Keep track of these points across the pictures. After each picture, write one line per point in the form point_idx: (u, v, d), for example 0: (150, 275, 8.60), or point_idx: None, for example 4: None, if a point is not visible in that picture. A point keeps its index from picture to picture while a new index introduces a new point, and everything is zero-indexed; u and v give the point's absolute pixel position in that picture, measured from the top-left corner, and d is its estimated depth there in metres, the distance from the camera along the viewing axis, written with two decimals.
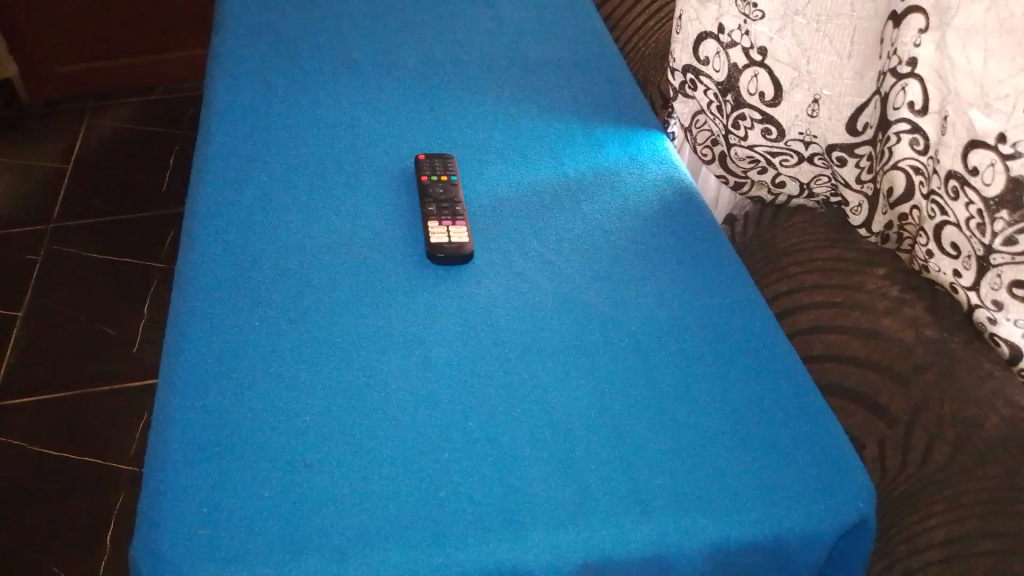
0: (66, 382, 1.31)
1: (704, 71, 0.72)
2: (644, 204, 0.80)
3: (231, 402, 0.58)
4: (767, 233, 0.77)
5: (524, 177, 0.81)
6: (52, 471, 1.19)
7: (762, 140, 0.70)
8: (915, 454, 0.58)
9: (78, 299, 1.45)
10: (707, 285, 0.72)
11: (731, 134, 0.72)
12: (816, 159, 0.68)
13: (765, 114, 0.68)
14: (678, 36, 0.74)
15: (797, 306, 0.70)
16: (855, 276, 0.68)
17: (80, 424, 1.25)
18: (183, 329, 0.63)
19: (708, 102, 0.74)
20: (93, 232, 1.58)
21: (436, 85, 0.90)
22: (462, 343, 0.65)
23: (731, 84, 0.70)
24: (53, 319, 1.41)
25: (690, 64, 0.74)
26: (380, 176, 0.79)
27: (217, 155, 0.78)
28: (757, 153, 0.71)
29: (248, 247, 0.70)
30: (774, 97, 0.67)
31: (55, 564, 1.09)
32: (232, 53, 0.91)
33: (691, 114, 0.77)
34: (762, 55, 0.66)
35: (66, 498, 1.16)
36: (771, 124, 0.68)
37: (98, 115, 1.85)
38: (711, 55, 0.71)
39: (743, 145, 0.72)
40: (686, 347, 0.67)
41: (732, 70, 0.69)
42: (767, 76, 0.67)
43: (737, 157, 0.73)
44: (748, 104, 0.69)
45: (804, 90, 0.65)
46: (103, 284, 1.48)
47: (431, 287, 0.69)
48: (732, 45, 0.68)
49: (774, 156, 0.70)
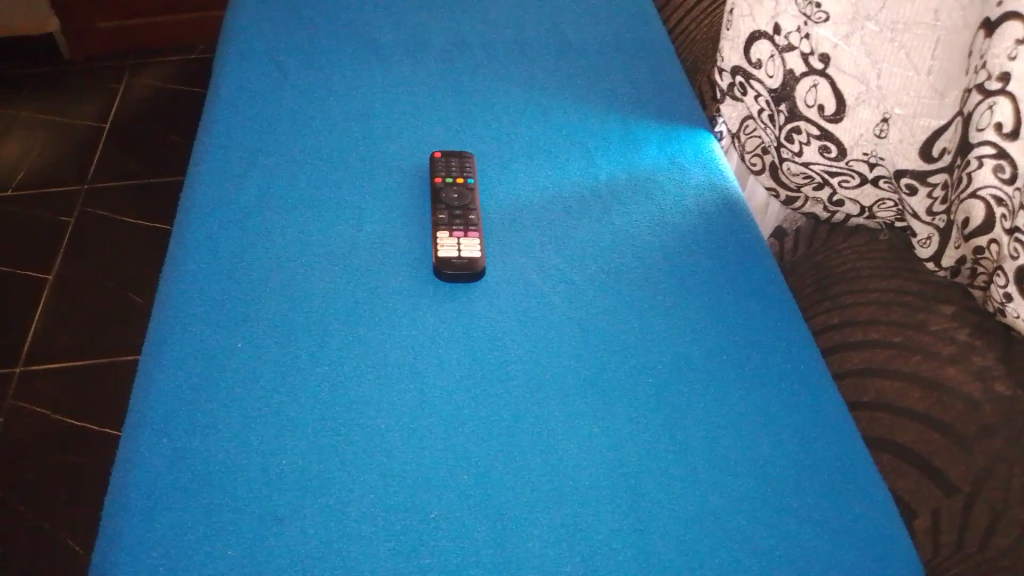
0: (93, 351, 1.29)
1: (756, 74, 0.64)
2: (682, 215, 0.72)
3: (206, 436, 0.54)
4: (820, 256, 0.69)
5: (550, 181, 0.74)
6: (68, 440, 1.17)
7: (819, 158, 0.61)
8: (973, 534, 0.52)
9: (106, 265, 1.42)
10: (744, 317, 0.65)
11: (784, 147, 0.63)
12: (882, 183, 0.59)
13: (824, 130, 0.59)
14: (728, 33, 0.66)
15: (850, 344, 0.63)
16: (918, 314, 0.59)
17: (103, 395, 1.24)
18: (160, 348, 0.58)
19: (758, 110, 0.65)
20: (125, 196, 1.55)
21: (464, 72, 0.84)
22: (467, 373, 0.59)
23: (786, 93, 0.61)
24: (81, 286, 1.39)
25: (739, 65, 0.65)
26: (394, 175, 0.73)
27: (220, 146, 0.72)
28: (812, 171, 0.62)
29: (242, 251, 0.65)
30: (834, 111, 0.58)
31: (72, 540, 1.07)
32: (249, 31, 0.85)
33: (739, 119, 0.69)
34: (824, 63, 0.58)
35: (88, 470, 1.15)
36: (830, 142, 0.59)
37: (137, 74, 1.82)
38: (764, 59, 0.62)
39: (797, 161, 0.63)
40: (717, 390, 0.60)
41: (787, 77, 0.60)
42: (828, 87, 0.58)
43: (790, 173, 0.64)
44: (805, 117, 0.60)
45: (871, 106, 0.56)
46: (133, 250, 1.46)
47: (438, 306, 0.63)
48: (789, 49, 0.60)
49: (832, 175, 0.61)
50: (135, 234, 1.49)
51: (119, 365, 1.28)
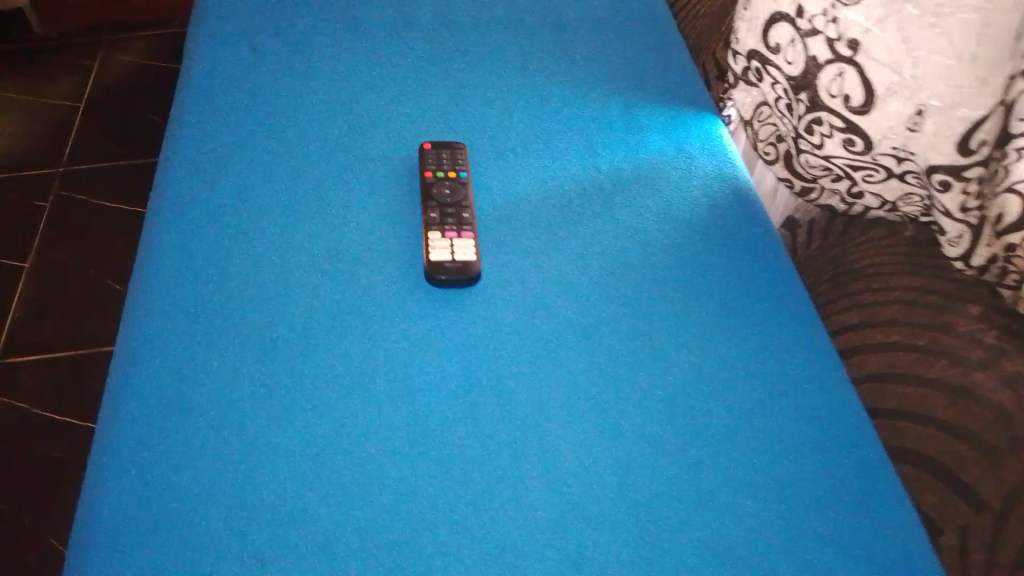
0: (73, 342, 1.24)
1: (774, 60, 0.58)
2: (688, 208, 0.68)
3: (179, 467, 0.50)
4: (836, 249, 0.65)
5: (548, 173, 0.69)
6: (48, 434, 1.13)
7: (842, 151, 0.56)
8: (1006, 555, 0.49)
9: (83, 253, 1.37)
10: (755, 321, 0.62)
11: (803, 139, 0.58)
12: (910, 178, 0.53)
13: (849, 122, 0.54)
14: (746, 14, 0.61)
15: (870, 345, 0.59)
16: (943, 314, 0.55)
17: (84, 386, 1.19)
18: (128, 369, 0.53)
19: (775, 98, 0.60)
20: (102, 179, 1.49)
21: (453, 55, 0.78)
22: (461, 387, 0.56)
23: (807, 81, 0.56)
24: (58, 274, 1.33)
25: (756, 49, 0.60)
26: (381, 168, 0.68)
27: (193, 143, 0.68)
28: (833, 165, 0.57)
29: (218, 257, 0.60)
30: (862, 102, 0.53)
31: (56, 540, 1.03)
32: (222, 15, 0.80)
33: (753, 105, 0.64)
34: (852, 49, 0.52)
35: (71, 465, 1.10)
36: (855, 135, 0.54)
37: (112, 49, 1.74)
38: (784, 43, 0.57)
39: (817, 154, 0.58)
40: (730, 401, 0.57)
41: (810, 64, 0.55)
42: (856, 75, 0.52)
43: (808, 165, 0.59)
44: (827, 108, 0.55)
45: (904, 97, 0.51)
46: (112, 236, 1.40)
47: (430, 314, 0.59)
48: (812, 33, 0.54)
49: (855, 170, 0.56)
50: (113, 219, 1.43)
51: (99, 355, 1.23)
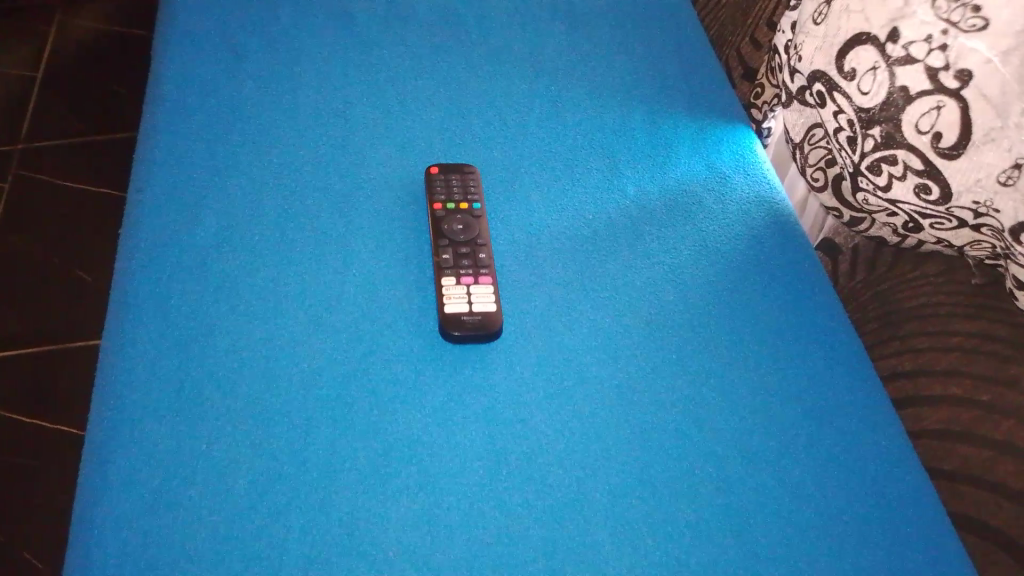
0: (26, 337, 1.11)
1: (845, 86, 0.52)
2: (724, 237, 0.63)
3: (169, 566, 0.43)
4: (883, 284, 0.59)
5: (569, 198, 0.63)
6: (8, 436, 1.01)
7: (912, 197, 0.50)
8: None
9: (42, 236, 1.24)
10: (801, 369, 0.56)
11: (863, 177, 0.53)
12: (985, 231, 0.47)
13: (929, 165, 0.48)
14: (817, 30, 0.55)
15: (924, 397, 0.55)
16: (1009, 367, 0.49)
17: (43, 386, 1.07)
18: (104, 446, 0.47)
19: (837, 127, 0.54)
20: (62, 150, 1.36)
21: (459, 62, 0.72)
22: (487, 456, 0.50)
23: (886, 113, 0.49)
24: (15, 258, 1.21)
25: (825, 72, 0.54)
26: (384, 196, 0.61)
27: (170, 167, 0.60)
28: (899, 209, 0.52)
29: (202, 306, 0.53)
30: (953, 143, 0.46)
31: (28, 551, 0.93)
32: (202, 15, 0.72)
33: (805, 127, 0.60)
34: (961, 82, 0.45)
35: (37, 471, 0.99)
36: (932, 181, 0.48)
37: (71, 12, 1.60)
38: (863, 69, 0.51)
39: (881, 194, 0.52)
40: (782, 462, 0.52)
41: (895, 95, 0.49)
42: (956, 112, 0.46)
43: (867, 203, 0.54)
44: (907, 145, 0.49)
45: (1001, 148, 0.44)
46: (73, 208, 1.29)
47: (446, 370, 0.53)
48: (904, 61, 0.48)
49: (924, 217, 0.50)
50: (73, 198, 1.30)
51: (57, 352, 1.10)
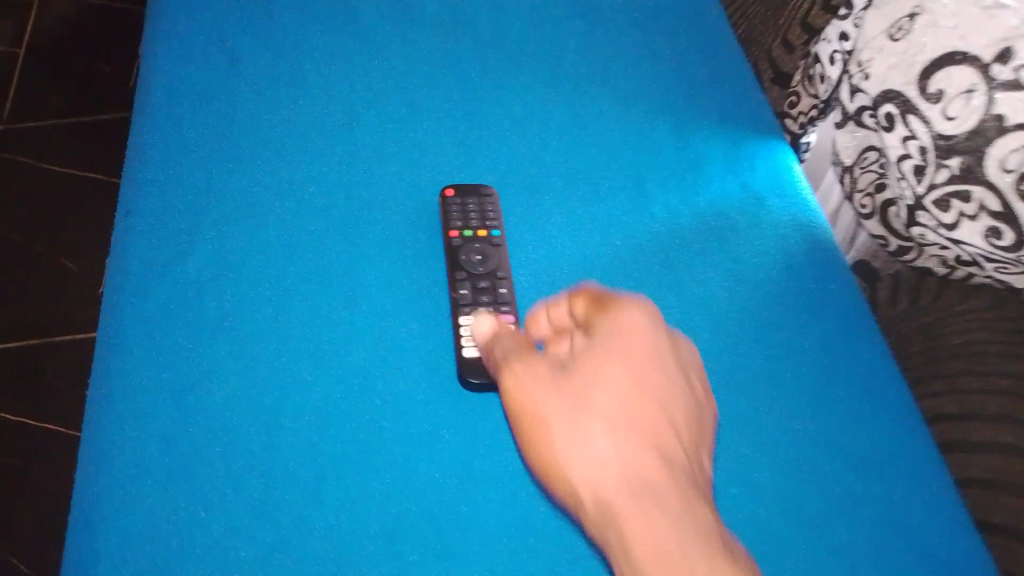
0: (13, 329, 1.05)
1: (924, 110, 0.50)
2: (763, 263, 0.59)
3: None
4: (928, 317, 0.56)
5: (594, 220, 0.59)
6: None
7: (979, 239, 0.47)
8: None
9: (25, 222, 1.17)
10: (846, 410, 0.52)
11: (926, 212, 0.50)
12: None
13: (1007, 207, 0.45)
14: (898, 46, 0.52)
15: (972, 443, 0.51)
16: None
17: (32, 380, 1.01)
18: (93, 504, 0.42)
19: (904, 153, 0.51)
20: (46, 130, 1.29)
21: (474, 67, 0.67)
22: (514, 512, 0.45)
23: (971, 143, 0.47)
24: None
25: (902, 91, 0.51)
26: (396, 218, 0.57)
27: (163, 181, 0.55)
28: (962, 248, 0.49)
29: (199, 341, 0.48)
30: None
31: (16, 559, 0.87)
32: (196, 10, 0.66)
33: (862, 147, 0.57)
34: None
35: (26, 473, 0.93)
36: (1006, 225, 0.45)
37: None
38: (952, 92, 0.48)
39: (945, 231, 0.50)
40: (832, 516, 0.48)
41: (987, 124, 0.46)
42: None
43: (924, 236, 0.52)
44: (987, 182, 0.46)
45: None
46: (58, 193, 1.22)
47: (467, 414, 0.48)
48: (1007, 87, 0.45)
49: (989, 258, 0.48)
50: (58, 182, 1.23)
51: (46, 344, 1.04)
